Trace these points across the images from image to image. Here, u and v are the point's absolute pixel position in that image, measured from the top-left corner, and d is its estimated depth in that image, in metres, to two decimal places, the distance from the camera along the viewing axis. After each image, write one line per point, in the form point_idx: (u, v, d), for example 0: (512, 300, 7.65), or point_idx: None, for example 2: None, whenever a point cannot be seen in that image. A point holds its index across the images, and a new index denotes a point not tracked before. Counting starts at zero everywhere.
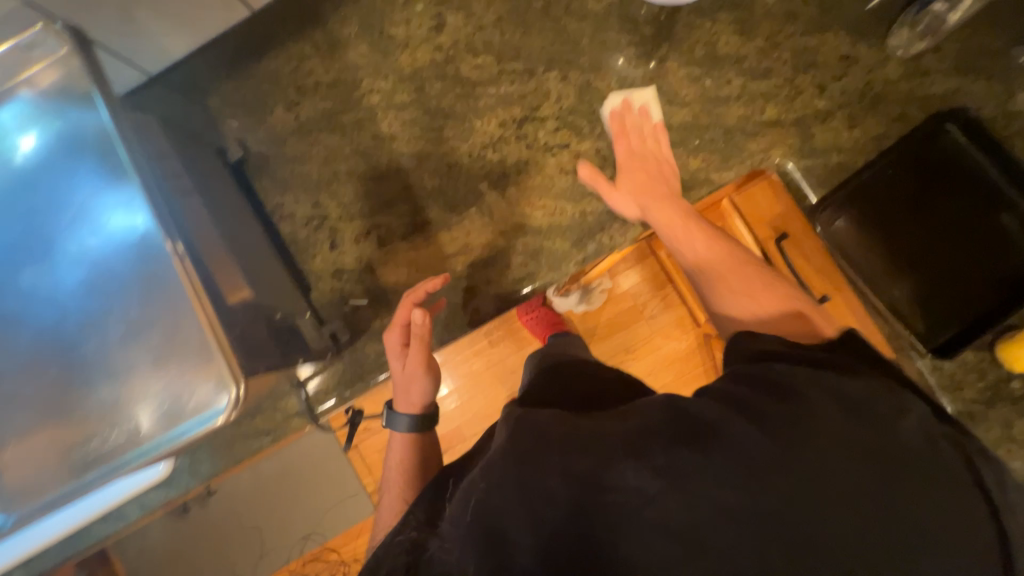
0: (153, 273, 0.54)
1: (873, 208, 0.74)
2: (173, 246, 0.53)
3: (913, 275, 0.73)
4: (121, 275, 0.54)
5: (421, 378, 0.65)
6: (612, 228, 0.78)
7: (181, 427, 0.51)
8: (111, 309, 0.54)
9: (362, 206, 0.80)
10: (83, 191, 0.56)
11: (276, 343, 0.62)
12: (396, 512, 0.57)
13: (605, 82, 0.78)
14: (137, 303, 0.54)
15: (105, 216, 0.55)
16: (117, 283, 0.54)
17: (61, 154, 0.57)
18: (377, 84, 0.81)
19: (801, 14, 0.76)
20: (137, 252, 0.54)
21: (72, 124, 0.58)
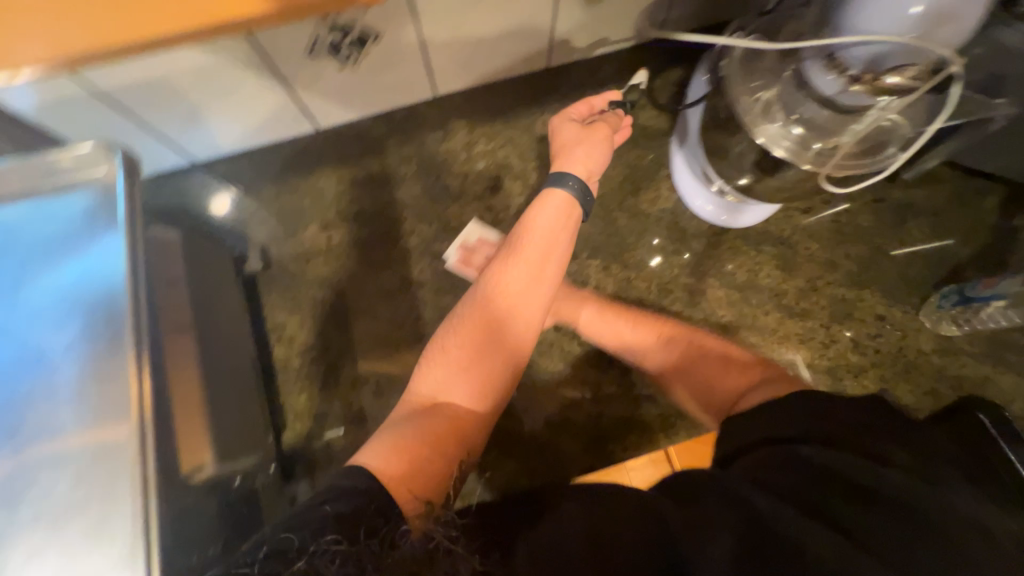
0: (93, 444, 0.42)
1: None
2: (128, 415, 0.42)
3: None
4: (54, 431, 0.42)
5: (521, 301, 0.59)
6: (626, 437, 0.72)
7: None
8: (32, 475, 0.42)
9: (370, 347, 0.75)
10: (51, 300, 0.46)
11: (222, 523, 0.52)
12: (402, 482, 0.44)
13: (645, 283, 0.79)
14: (68, 474, 0.42)
15: (63, 348, 0.45)
16: (45, 438, 0.42)
17: (36, 257, 0.47)
18: (419, 227, 0.80)
19: (842, 265, 0.79)
20: (84, 408, 0.43)
21: (65, 229, 0.47)
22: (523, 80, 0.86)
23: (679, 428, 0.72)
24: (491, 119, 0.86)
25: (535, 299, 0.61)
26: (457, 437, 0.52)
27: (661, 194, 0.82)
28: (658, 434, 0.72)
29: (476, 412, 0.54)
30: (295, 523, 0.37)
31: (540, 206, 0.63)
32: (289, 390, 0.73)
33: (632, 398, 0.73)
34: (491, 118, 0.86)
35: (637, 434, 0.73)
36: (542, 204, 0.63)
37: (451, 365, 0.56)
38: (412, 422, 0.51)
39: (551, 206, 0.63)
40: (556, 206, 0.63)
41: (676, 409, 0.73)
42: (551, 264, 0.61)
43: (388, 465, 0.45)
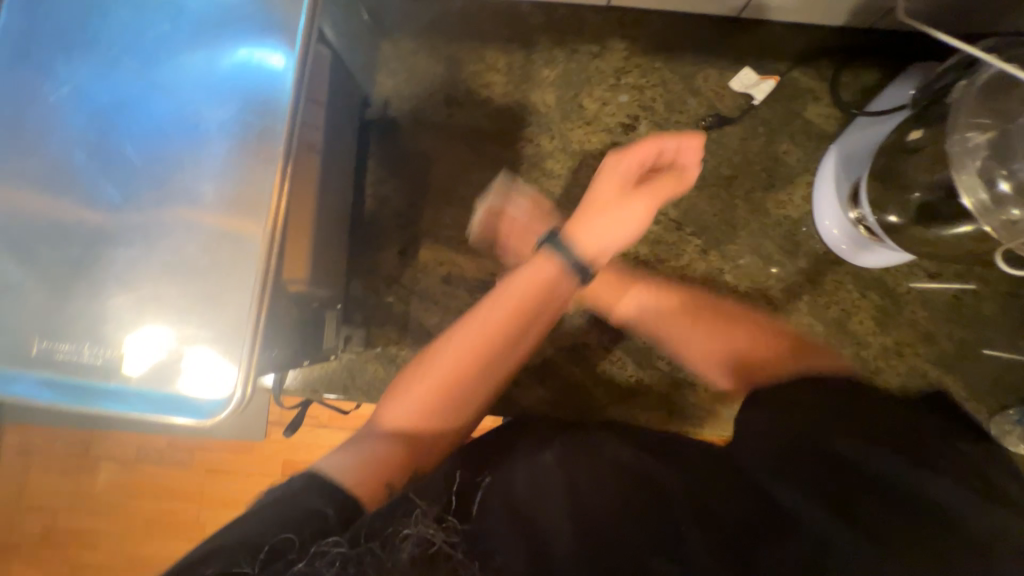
0: (228, 227, 0.46)
1: None
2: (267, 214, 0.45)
3: None
4: (198, 200, 0.46)
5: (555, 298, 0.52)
6: (654, 412, 0.74)
7: (160, 390, 0.45)
8: (170, 229, 0.46)
9: (452, 234, 0.76)
10: (217, 76, 0.48)
11: (297, 336, 0.57)
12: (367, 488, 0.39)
13: (736, 280, 0.75)
14: (199, 240, 0.46)
15: (219, 128, 0.47)
16: (190, 203, 0.46)
17: (219, 31, 0.48)
18: (539, 138, 0.77)
19: (939, 343, 0.74)
20: (227, 192, 0.46)
21: (253, 16, 0.48)
22: (706, 22, 0.77)
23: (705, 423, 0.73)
24: (654, 52, 0.78)
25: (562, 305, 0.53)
26: (430, 441, 0.45)
27: (792, 198, 0.77)
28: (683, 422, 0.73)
29: (449, 430, 0.46)
30: (286, 519, 0.34)
31: (608, 222, 0.56)
32: (367, 243, 0.75)
33: (674, 379, 0.74)
34: (655, 51, 0.78)
35: (663, 412, 0.74)
36: (608, 220, 0.57)
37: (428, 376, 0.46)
38: (382, 434, 0.44)
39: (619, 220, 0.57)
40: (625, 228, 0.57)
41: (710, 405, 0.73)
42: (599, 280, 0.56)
43: (348, 475, 0.39)
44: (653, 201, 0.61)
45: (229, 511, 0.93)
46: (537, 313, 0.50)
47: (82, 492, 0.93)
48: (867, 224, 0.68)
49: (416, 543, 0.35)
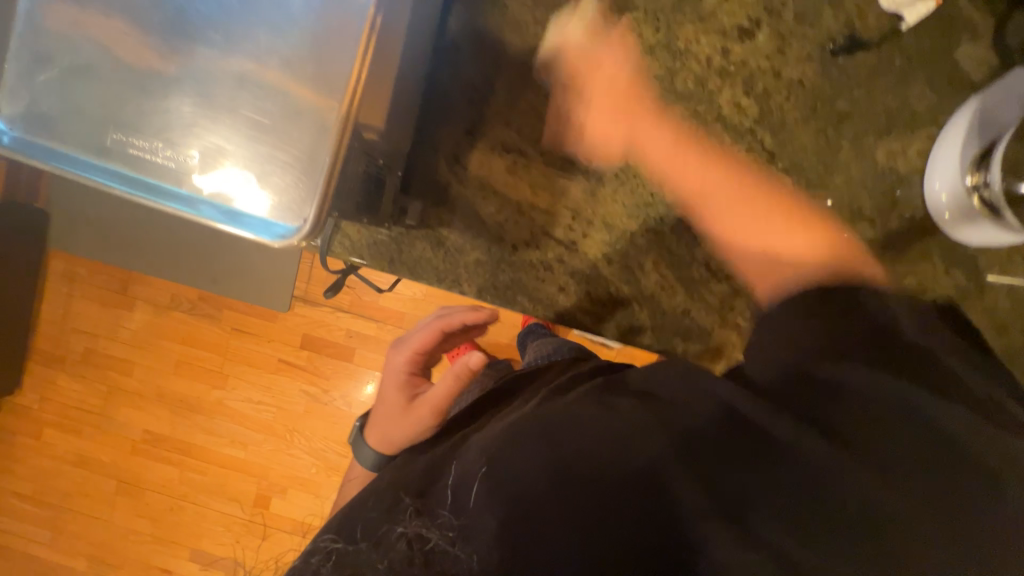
0: (320, 52, 0.44)
1: None
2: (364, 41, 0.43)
3: None
4: (293, 16, 0.44)
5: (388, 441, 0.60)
6: (694, 346, 0.71)
7: (226, 207, 0.43)
8: (260, 40, 0.44)
9: (524, 122, 0.70)
10: None
11: (359, 189, 0.55)
12: None
13: None
14: (288, 57, 0.44)
15: None
16: (285, 18, 0.44)
17: None
18: (642, 28, 0.68)
19: (1008, 337, 0.70)
20: (325, 12, 0.43)
21: None
22: None
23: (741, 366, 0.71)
24: None
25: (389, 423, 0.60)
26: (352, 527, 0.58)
27: (905, 152, 0.68)
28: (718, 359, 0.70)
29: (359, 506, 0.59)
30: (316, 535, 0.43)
31: (383, 419, 0.62)
32: (435, 116, 0.69)
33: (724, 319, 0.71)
34: None
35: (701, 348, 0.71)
36: (385, 422, 0.61)
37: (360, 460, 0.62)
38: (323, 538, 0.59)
39: (386, 413, 0.61)
40: (394, 422, 0.60)
41: None
42: (391, 413, 0.61)
43: None
44: (453, 380, 0.56)
45: (256, 370, 0.99)
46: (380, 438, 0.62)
47: (124, 320, 0.99)
48: (985, 193, 0.61)
49: (408, 544, 0.37)
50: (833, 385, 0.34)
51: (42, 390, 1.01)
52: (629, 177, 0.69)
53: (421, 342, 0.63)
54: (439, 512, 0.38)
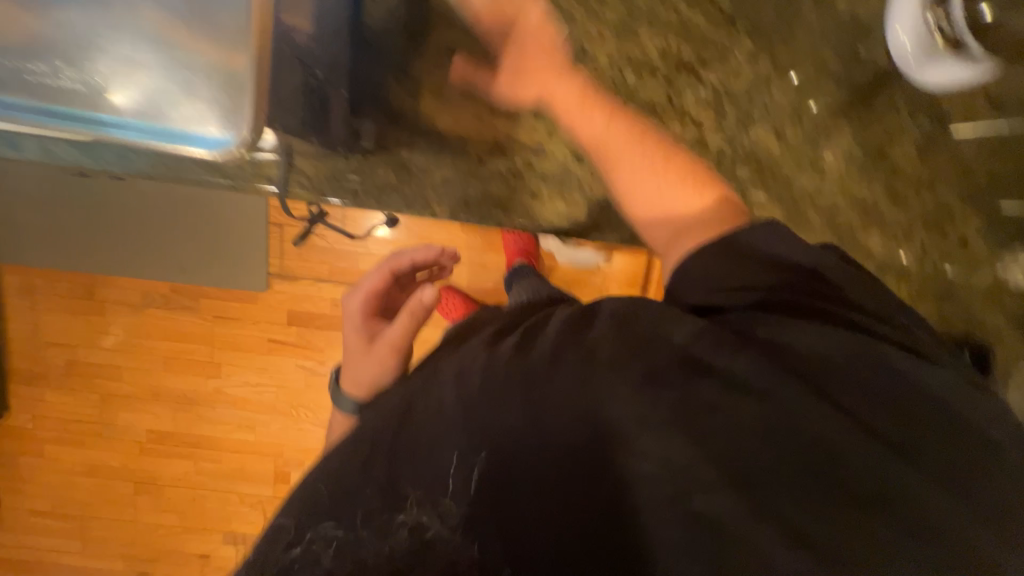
0: None
1: None
2: None
3: None
4: None
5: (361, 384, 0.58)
6: None
7: (158, 126, 0.40)
8: None
9: (469, 21, 0.64)
10: None
11: (302, 104, 0.51)
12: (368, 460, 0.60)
13: (782, 94, 0.68)
14: None
15: None
16: None
17: None
18: None
19: (974, 176, 0.71)
20: None
21: None
22: None
23: None
24: None
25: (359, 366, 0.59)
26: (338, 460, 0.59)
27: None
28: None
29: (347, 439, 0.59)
30: (289, 514, 0.41)
31: (350, 365, 0.59)
32: (373, 27, 0.64)
33: None
34: None
35: None
36: (354, 368, 0.59)
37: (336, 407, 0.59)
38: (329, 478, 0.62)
39: (352, 360, 0.60)
40: (362, 365, 0.58)
41: None
42: (358, 355, 0.59)
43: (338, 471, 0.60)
44: (409, 318, 0.56)
45: (244, 346, 0.97)
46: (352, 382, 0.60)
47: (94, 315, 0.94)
48: (945, 29, 0.61)
49: (409, 532, 0.35)
50: (779, 340, 0.35)
51: (30, 408, 0.98)
52: (587, 65, 0.66)
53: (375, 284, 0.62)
54: (440, 501, 0.36)
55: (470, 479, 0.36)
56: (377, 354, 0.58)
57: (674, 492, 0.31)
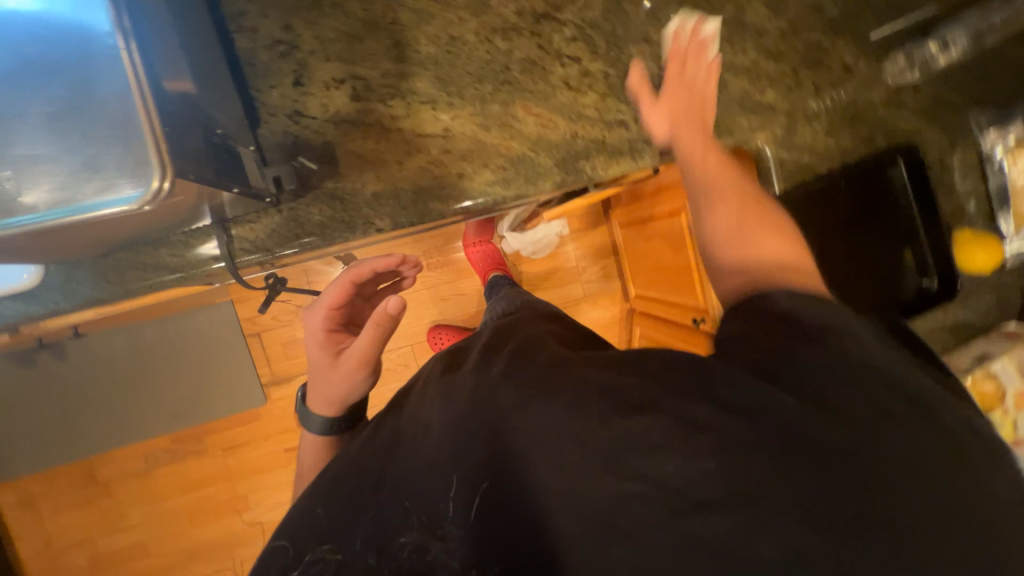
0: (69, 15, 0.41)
1: (823, 220, 0.83)
2: None
3: (834, 282, 0.85)
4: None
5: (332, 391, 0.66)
6: (597, 157, 0.76)
7: (75, 205, 0.41)
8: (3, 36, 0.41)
9: (341, 49, 0.70)
10: None
11: (211, 157, 0.54)
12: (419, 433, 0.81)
13: (634, 7, 0.74)
14: (43, 38, 0.41)
15: None
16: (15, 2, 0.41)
17: None
18: None
19: (826, 9, 0.78)
20: None
21: None
22: None
23: (644, 154, 0.77)
24: None
25: (330, 381, 0.65)
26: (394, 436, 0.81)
27: None
28: (615, 164, 0.76)
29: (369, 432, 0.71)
30: (278, 539, 0.52)
31: (318, 382, 0.66)
32: (259, 85, 0.68)
33: (607, 122, 0.76)
34: None
35: (605, 158, 0.76)
36: (321, 383, 0.65)
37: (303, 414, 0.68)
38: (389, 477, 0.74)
39: (322, 376, 0.66)
40: (329, 378, 0.65)
41: (646, 137, 0.77)
42: (325, 366, 0.66)
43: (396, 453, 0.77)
44: (373, 329, 0.61)
45: None
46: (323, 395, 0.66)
47: None
48: None
49: (410, 551, 0.47)
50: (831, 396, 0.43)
51: None
52: (459, 47, 0.72)
53: (332, 300, 0.66)
54: (439, 527, 0.48)
55: (474, 502, 0.47)
56: (346, 367, 0.64)
57: (581, 522, 0.43)
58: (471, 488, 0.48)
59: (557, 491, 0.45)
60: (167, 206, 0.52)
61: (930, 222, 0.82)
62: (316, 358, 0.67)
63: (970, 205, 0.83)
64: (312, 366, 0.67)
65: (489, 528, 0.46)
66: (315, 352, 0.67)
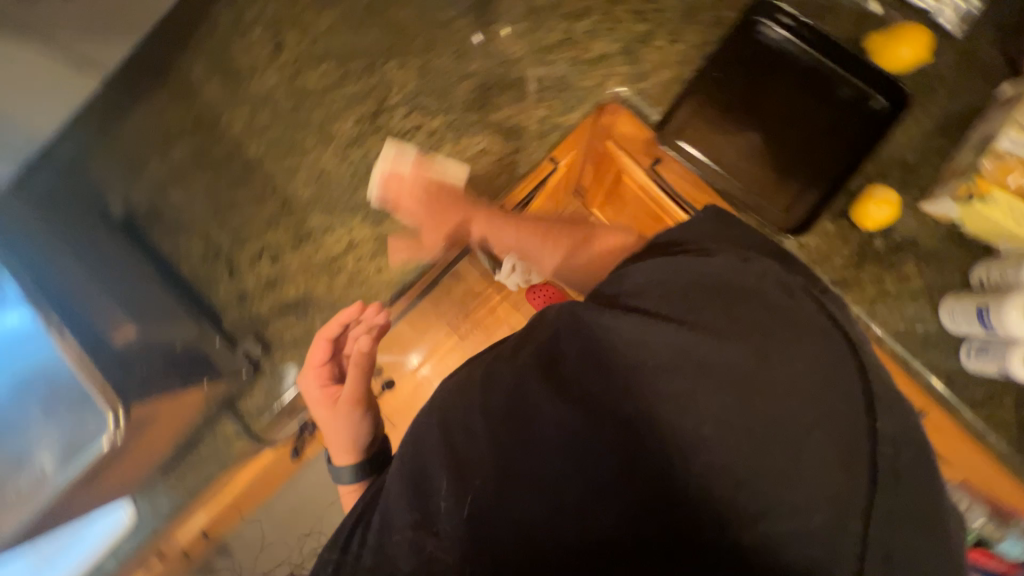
0: (25, 342, 0.57)
1: (724, 115, 0.80)
2: (35, 306, 0.56)
3: (778, 164, 0.79)
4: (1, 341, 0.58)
5: (349, 439, 0.85)
6: (479, 190, 0.82)
7: (74, 462, 0.56)
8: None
9: (250, 230, 0.84)
10: None
11: (174, 370, 0.68)
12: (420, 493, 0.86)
13: (441, 57, 0.82)
14: (18, 361, 0.58)
15: None
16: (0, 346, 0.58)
17: None
18: (236, 115, 0.86)
19: None
20: (9, 321, 0.58)
21: None
22: None
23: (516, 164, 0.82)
24: None
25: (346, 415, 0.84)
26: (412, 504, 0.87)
27: None
28: (497, 185, 0.83)
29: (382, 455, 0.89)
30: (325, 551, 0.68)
31: (334, 432, 0.85)
32: (208, 290, 0.83)
33: (470, 157, 0.82)
34: None
35: (485, 187, 0.82)
36: (337, 434, 0.85)
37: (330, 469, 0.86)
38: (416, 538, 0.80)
39: (336, 423, 0.85)
40: (344, 429, 0.84)
41: (508, 151, 0.81)
42: (332, 418, 0.84)
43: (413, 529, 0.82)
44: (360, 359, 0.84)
45: None
46: (342, 442, 0.85)
47: None
48: None
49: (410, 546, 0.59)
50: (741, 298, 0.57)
51: None
52: (329, 175, 0.83)
53: (318, 362, 0.81)
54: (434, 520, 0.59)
55: (465, 502, 0.57)
56: (353, 404, 0.85)
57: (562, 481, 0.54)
58: (456, 491, 0.58)
59: (525, 469, 0.56)
60: (159, 426, 0.65)
61: (828, 52, 0.76)
62: (317, 411, 0.84)
63: (871, 7, 0.75)
64: (313, 407, 0.85)
65: (478, 517, 0.56)
66: (314, 394, 0.83)
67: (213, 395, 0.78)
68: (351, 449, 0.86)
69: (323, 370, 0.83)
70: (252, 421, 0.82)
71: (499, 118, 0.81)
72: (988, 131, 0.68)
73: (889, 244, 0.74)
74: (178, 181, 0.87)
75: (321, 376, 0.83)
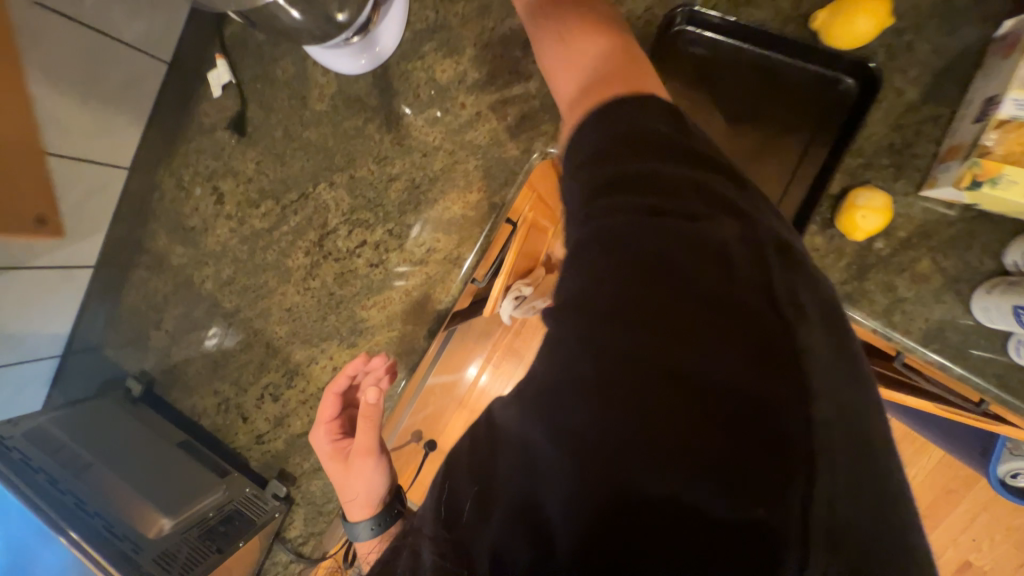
0: (68, 562, 0.69)
1: None
2: (61, 532, 0.68)
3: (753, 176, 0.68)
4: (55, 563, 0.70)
5: (367, 488, 0.68)
6: (436, 288, 0.80)
7: None
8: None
9: (247, 376, 0.89)
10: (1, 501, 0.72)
11: (208, 543, 0.75)
12: None
13: (365, 166, 0.81)
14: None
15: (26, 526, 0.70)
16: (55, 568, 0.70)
17: None
18: (204, 272, 0.90)
19: (492, 5, 0.74)
20: (56, 546, 0.69)
21: None
22: (159, 95, 0.87)
23: (465, 254, 0.79)
24: (174, 148, 0.89)
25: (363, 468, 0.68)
26: None
27: (321, 84, 0.81)
28: (453, 277, 0.80)
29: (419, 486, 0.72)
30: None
31: (344, 488, 0.68)
32: (231, 438, 0.90)
33: (420, 258, 0.80)
34: (174, 148, 0.89)
35: (441, 284, 0.80)
36: (352, 488, 0.68)
37: (347, 531, 0.67)
38: None
39: (352, 478, 0.68)
40: (358, 483, 0.68)
41: (454, 243, 0.79)
42: (347, 471, 0.69)
43: None
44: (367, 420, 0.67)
45: None
46: (356, 497, 0.68)
47: None
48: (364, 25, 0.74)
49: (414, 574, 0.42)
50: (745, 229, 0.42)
51: None
52: (299, 309, 0.86)
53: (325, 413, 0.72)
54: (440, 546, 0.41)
55: (462, 512, 0.41)
56: (370, 454, 0.68)
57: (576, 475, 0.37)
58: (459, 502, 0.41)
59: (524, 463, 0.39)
60: None
61: (768, 42, 0.65)
62: (330, 465, 0.71)
63: None
64: (326, 461, 0.71)
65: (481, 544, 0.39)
66: (324, 448, 0.72)
67: (264, 537, 0.84)
68: (370, 504, 0.68)
69: (331, 421, 0.73)
70: (300, 546, 0.89)
71: (436, 212, 0.79)
72: (986, 93, 0.56)
73: (894, 245, 0.63)
74: (176, 344, 0.93)
75: (329, 423, 0.73)
